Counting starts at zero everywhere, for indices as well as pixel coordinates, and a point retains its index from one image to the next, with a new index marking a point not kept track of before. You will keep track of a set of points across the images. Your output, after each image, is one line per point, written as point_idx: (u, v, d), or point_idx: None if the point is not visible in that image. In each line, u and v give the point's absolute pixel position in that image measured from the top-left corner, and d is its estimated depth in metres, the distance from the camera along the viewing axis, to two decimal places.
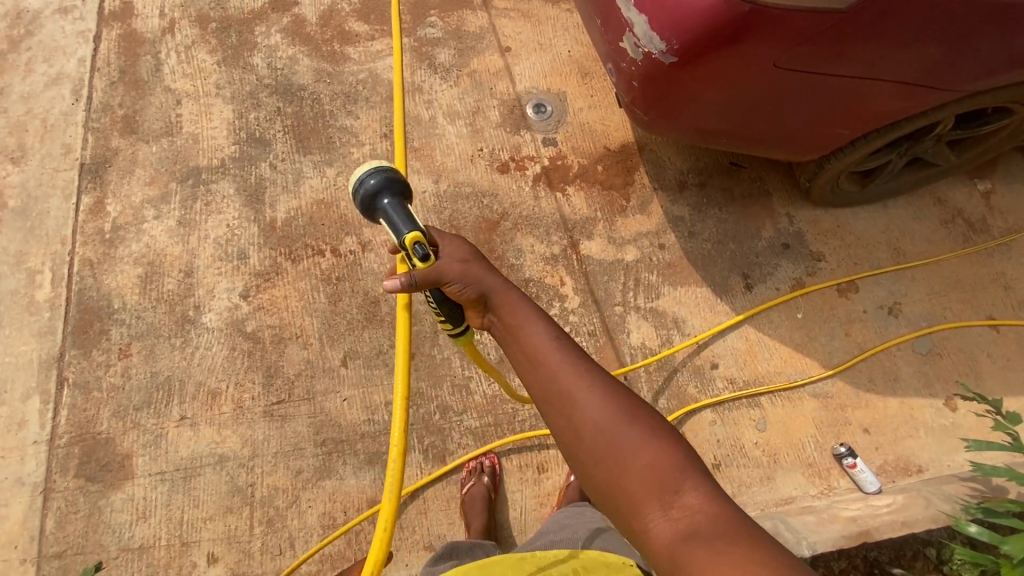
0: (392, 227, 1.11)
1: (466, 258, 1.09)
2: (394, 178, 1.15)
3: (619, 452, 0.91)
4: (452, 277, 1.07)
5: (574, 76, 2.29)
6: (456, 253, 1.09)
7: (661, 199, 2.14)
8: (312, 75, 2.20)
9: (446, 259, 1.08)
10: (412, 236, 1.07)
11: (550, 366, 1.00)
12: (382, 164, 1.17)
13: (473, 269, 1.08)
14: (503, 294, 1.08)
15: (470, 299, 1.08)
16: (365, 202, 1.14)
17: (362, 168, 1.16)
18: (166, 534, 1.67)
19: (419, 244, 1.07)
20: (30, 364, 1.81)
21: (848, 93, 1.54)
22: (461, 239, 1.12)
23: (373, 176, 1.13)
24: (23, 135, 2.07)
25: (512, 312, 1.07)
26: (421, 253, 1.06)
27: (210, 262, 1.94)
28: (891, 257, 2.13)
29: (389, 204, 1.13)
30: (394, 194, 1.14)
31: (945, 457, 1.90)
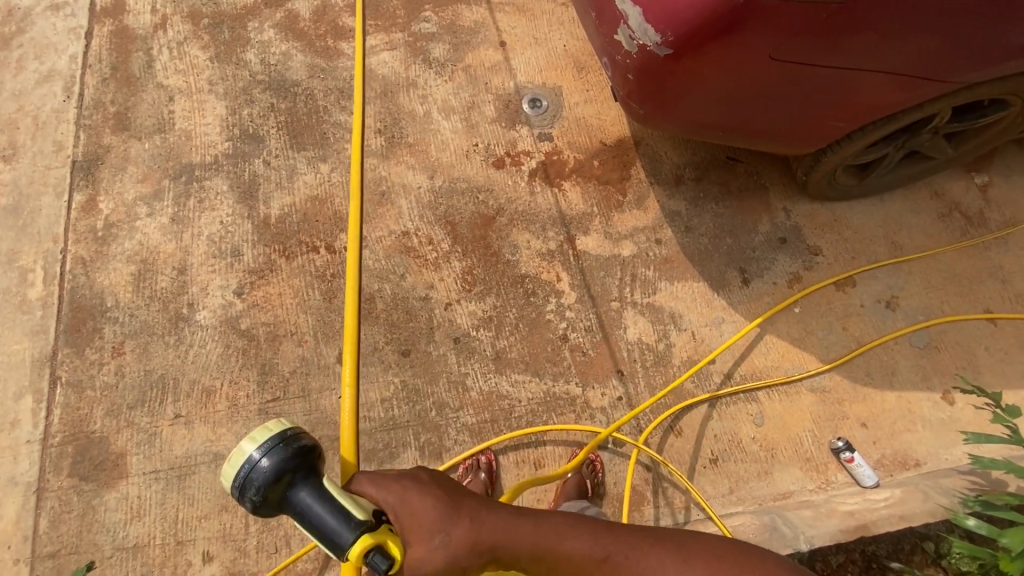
0: (317, 533, 0.88)
1: (451, 510, 0.93)
2: (289, 454, 0.92)
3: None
4: (443, 563, 0.89)
5: (569, 70, 2.28)
6: (432, 520, 0.91)
7: (657, 194, 2.13)
8: (305, 71, 2.18)
9: (430, 534, 0.90)
10: (360, 546, 0.85)
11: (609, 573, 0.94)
12: (278, 430, 0.95)
13: (464, 531, 0.92)
14: (506, 529, 0.94)
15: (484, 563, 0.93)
16: (266, 496, 0.91)
17: (249, 441, 0.94)
18: (161, 533, 1.66)
19: (375, 550, 0.87)
20: (23, 362, 1.80)
21: (845, 85, 1.52)
22: (424, 495, 0.93)
23: (267, 458, 0.91)
24: (15, 133, 2.05)
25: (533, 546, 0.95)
26: (381, 566, 0.86)
27: (204, 259, 1.93)
28: (888, 251, 2.13)
29: (298, 495, 0.91)
30: (299, 478, 0.92)
31: (943, 451, 1.89)
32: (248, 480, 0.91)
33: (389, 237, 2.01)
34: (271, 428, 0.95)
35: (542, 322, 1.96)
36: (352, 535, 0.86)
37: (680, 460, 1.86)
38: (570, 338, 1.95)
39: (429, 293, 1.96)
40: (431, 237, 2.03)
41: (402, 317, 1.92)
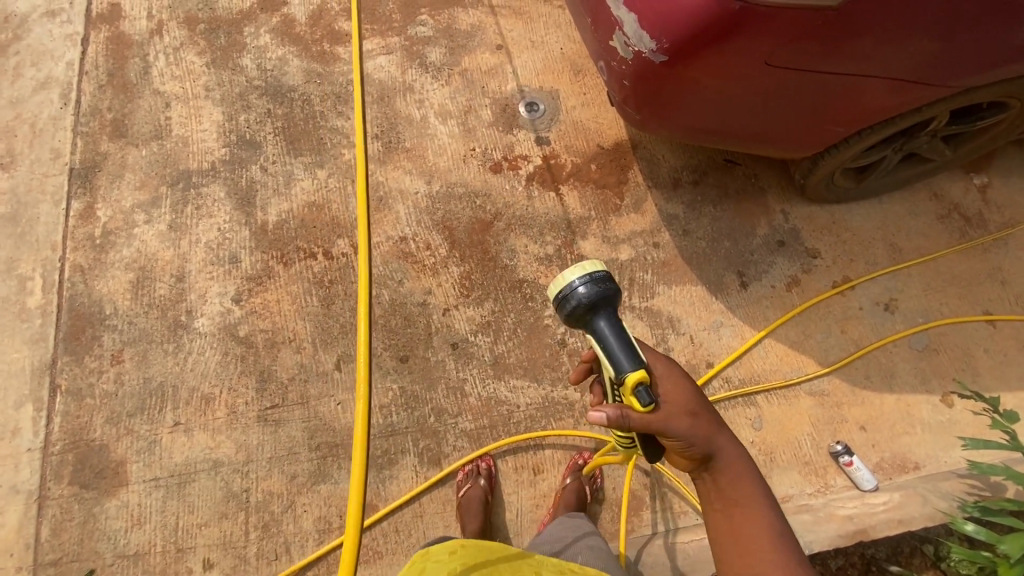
0: (607, 354, 1.02)
1: (697, 412, 1.03)
2: (609, 288, 1.05)
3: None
4: (680, 432, 1.01)
5: (566, 73, 2.27)
6: (682, 403, 1.02)
7: (656, 198, 2.13)
8: (302, 76, 2.18)
9: (669, 406, 1.01)
10: (636, 374, 0.98)
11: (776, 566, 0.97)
12: (594, 266, 1.07)
13: (703, 423, 1.03)
14: (730, 456, 1.05)
15: (695, 455, 1.03)
16: (574, 316, 1.05)
17: (569, 271, 1.06)
18: (161, 541, 1.67)
19: (640, 385, 0.99)
20: (23, 371, 1.80)
21: (842, 89, 1.52)
22: (687, 381, 1.05)
23: (585, 287, 1.03)
24: (12, 141, 2.06)
25: (735, 485, 1.04)
26: (645, 398, 0.98)
27: (202, 266, 1.93)
28: (887, 254, 2.12)
29: (600, 323, 1.04)
30: (606, 310, 1.04)
31: (943, 454, 1.89)
32: (563, 302, 1.05)
33: (387, 243, 2.01)
34: (592, 262, 1.07)
35: (540, 327, 1.96)
36: (632, 365, 0.99)
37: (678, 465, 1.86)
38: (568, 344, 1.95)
39: (427, 299, 1.96)
40: (428, 242, 2.03)
41: (399, 323, 1.92)
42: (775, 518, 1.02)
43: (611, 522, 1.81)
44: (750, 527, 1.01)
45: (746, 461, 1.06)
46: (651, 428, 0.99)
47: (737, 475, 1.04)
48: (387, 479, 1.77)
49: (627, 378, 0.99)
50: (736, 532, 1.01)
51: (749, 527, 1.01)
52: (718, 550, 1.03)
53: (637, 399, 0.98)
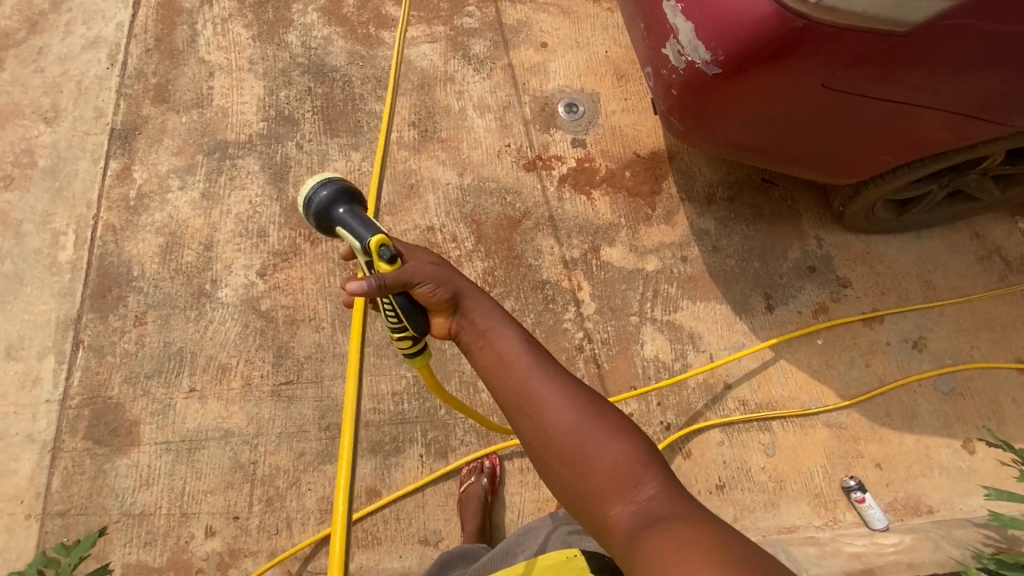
0: (352, 237, 0.98)
1: (433, 257, 0.96)
2: (343, 187, 1.03)
3: (580, 446, 0.83)
4: (421, 279, 0.93)
5: (609, 77, 2.24)
6: (422, 254, 0.96)
7: (688, 211, 2.10)
8: (345, 57, 2.18)
9: (411, 258, 0.95)
10: (375, 238, 0.95)
11: (521, 375, 0.89)
12: (330, 175, 1.06)
13: (443, 265, 0.96)
14: (472, 291, 0.96)
15: (441, 301, 0.95)
16: (319, 216, 1.01)
17: (308, 182, 1.04)
18: (167, 504, 1.69)
19: (383, 246, 0.95)
20: (48, 323, 1.83)
21: (895, 119, 1.48)
22: (423, 250, 0.97)
23: (323, 187, 1.00)
24: (58, 96, 2.09)
25: (484, 315, 0.95)
26: (388, 255, 0.94)
27: (230, 237, 1.94)
28: (921, 290, 2.07)
29: (344, 216, 1.00)
30: (347, 205, 1.02)
31: (958, 500, 1.84)
32: (308, 210, 1.02)
33: (413, 231, 2.01)
34: (327, 174, 1.06)
35: (559, 331, 1.94)
36: (371, 233, 0.97)
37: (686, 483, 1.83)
38: (586, 349, 1.93)
39: None
40: (455, 235, 2.02)
41: None
42: (526, 338, 0.94)
43: None
44: (505, 353, 0.92)
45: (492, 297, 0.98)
46: (412, 284, 0.92)
47: (482, 305, 0.96)
48: (392, 466, 1.77)
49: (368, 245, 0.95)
50: (496, 365, 0.92)
51: (505, 349, 0.92)
52: (499, 395, 0.92)
53: (383, 259, 0.94)
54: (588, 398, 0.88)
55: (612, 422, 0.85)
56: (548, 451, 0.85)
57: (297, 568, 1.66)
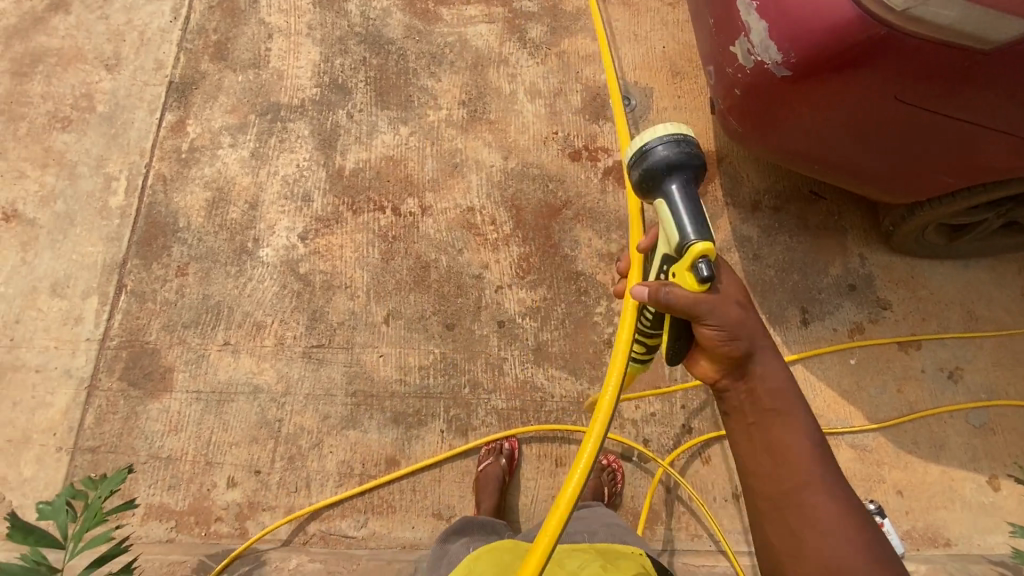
0: (673, 218, 1.04)
1: (745, 305, 1.01)
2: (692, 155, 1.06)
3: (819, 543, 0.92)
4: (721, 322, 0.98)
5: (664, 74, 2.21)
6: (734, 292, 1.01)
7: (730, 216, 2.07)
8: (402, 30, 2.19)
9: (722, 296, 1.00)
10: (702, 247, 0.98)
11: (802, 481, 0.95)
12: (681, 130, 1.08)
13: (751, 320, 1.01)
14: (769, 368, 1.01)
15: (727, 355, 1.00)
16: (651, 173, 1.06)
17: (656, 130, 1.08)
18: (193, 451, 1.73)
19: (702, 258, 0.98)
20: (95, 265, 1.88)
21: (965, 140, 1.43)
22: (737, 279, 1.03)
23: (665, 146, 1.05)
24: (120, 45, 2.13)
25: (777, 394, 1.00)
26: (703, 271, 0.96)
27: (275, 198, 1.97)
28: (962, 320, 2.02)
29: (673, 190, 1.05)
30: (681, 178, 1.05)
31: (978, 536, 1.81)
32: (642, 163, 1.07)
33: (454, 210, 2.01)
34: (677, 127, 1.08)
35: (589, 323, 1.94)
36: (698, 237, 0.99)
37: (702, 487, 1.83)
38: (615, 344, 1.92)
39: (484, 272, 1.96)
40: (495, 217, 2.02)
41: (452, 290, 1.93)
42: (813, 427, 1.00)
43: None
44: (790, 444, 0.98)
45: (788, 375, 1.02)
46: (693, 306, 0.98)
47: (778, 386, 1.01)
48: (413, 439, 1.79)
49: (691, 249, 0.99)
50: (780, 449, 0.98)
51: (786, 433, 0.99)
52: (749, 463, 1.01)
53: (695, 273, 0.97)
54: (844, 504, 0.95)
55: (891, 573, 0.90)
56: (786, 533, 0.95)
57: (313, 528, 1.70)
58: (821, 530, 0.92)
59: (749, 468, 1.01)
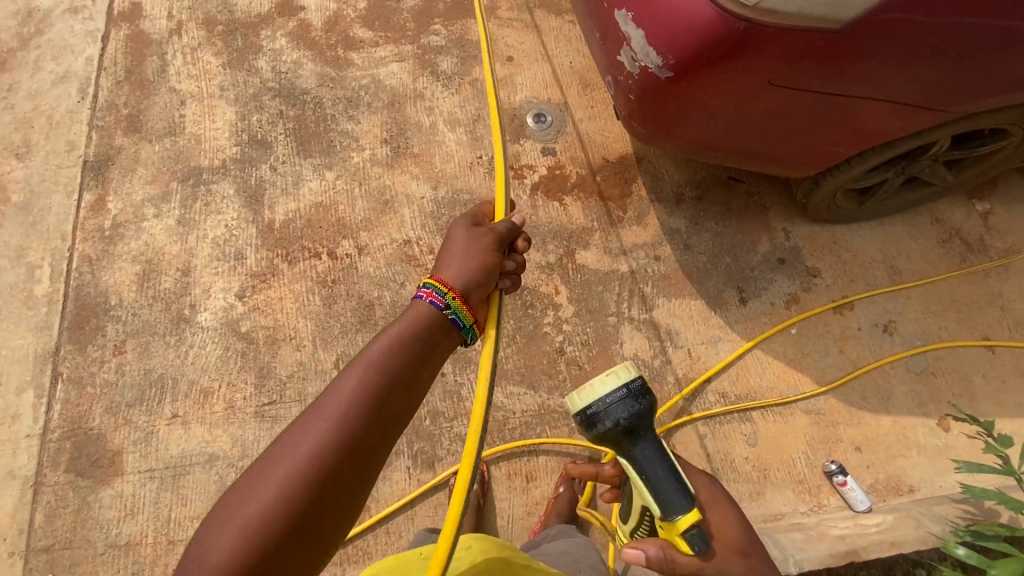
0: (650, 485, 1.03)
1: (744, 543, 1.04)
2: (649, 402, 1.05)
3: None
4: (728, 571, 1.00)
5: (575, 86, 2.31)
6: (734, 543, 1.02)
7: (658, 211, 2.15)
8: (315, 80, 2.23)
9: (722, 545, 1.01)
10: (686, 517, 0.98)
11: None
12: (635, 377, 1.06)
13: (755, 564, 1.03)
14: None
15: None
16: (606, 437, 1.03)
17: (598, 385, 1.05)
18: (153, 532, 1.67)
19: (692, 528, 0.98)
20: (26, 358, 1.82)
21: (845, 111, 1.54)
22: (734, 516, 1.06)
23: (621, 410, 1.02)
24: (29, 132, 2.10)
25: None
26: (698, 545, 0.97)
27: (207, 262, 1.95)
28: (888, 276, 2.13)
29: (638, 449, 1.04)
30: (643, 437, 1.04)
31: (937, 478, 1.89)
32: (590, 417, 1.04)
33: (390, 245, 2.03)
34: (628, 371, 1.06)
35: (539, 335, 1.97)
36: (682, 508, 0.99)
37: None
38: (567, 352, 1.96)
39: None
40: (432, 247, 2.04)
41: None
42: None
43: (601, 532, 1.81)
44: None
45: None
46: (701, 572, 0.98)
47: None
48: (380, 480, 1.78)
49: (676, 521, 0.99)
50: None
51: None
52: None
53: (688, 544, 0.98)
54: None
55: None
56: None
57: None
58: None
59: None
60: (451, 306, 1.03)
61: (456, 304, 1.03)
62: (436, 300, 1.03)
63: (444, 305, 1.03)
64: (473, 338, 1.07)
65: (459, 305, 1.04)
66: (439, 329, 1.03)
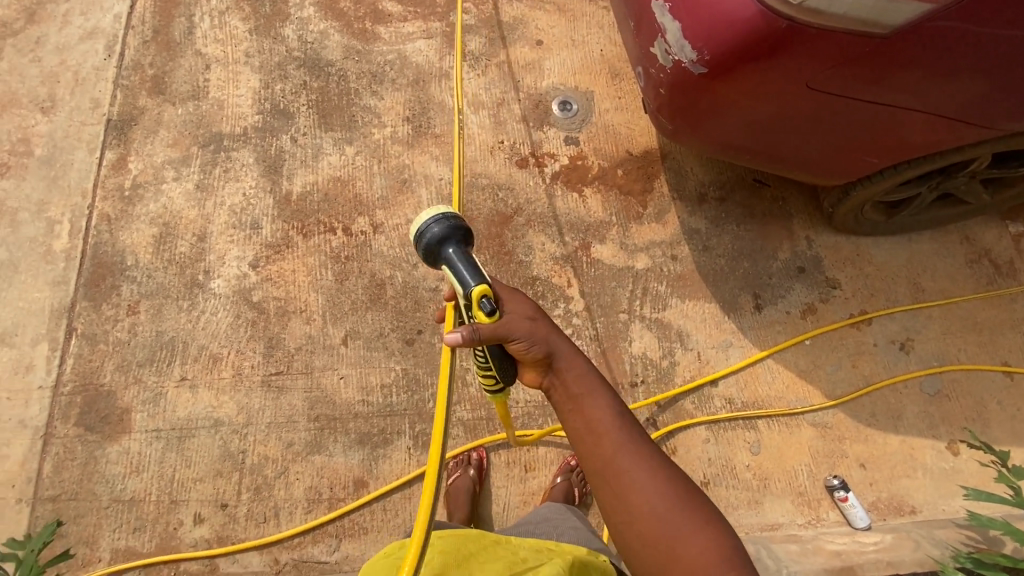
0: (456, 280, 1.02)
1: (533, 313, 1.03)
2: (458, 224, 1.06)
3: (653, 531, 0.94)
4: (520, 336, 0.99)
5: (603, 76, 2.26)
6: (522, 310, 1.02)
7: (679, 210, 2.12)
8: (341, 52, 2.20)
9: (511, 315, 1.01)
10: (479, 288, 0.98)
11: (612, 450, 0.99)
12: (446, 209, 1.08)
13: (542, 326, 1.02)
14: (569, 359, 1.03)
15: (535, 357, 1.02)
16: (429, 251, 1.05)
17: (425, 213, 1.07)
18: (156, 491, 1.70)
19: (484, 298, 0.98)
20: (41, 311, 1.84)
21: (884, 119, 1.48)
22: (523, 295, 1.05)
23: (436, 224, 1.04)
24: (55, 86, 2.09)
25: (579, 380, 1.03)
26: (488, 308, 0.97)
27: (224, 229, 1.96)
28: (909, 293, 2.08)
29: (451, 256, 1.04)
30: (455, 243, 1.05)
31: (940, 501, 1.87)
32: (418, 243, 1.05)
33: (406, 226, 2.02)
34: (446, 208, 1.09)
35: None
36: (476, 282, 1.00)
37: None
38: None
39: (440, 285, 1.96)
40: None
41: (410, 306, 1.93)
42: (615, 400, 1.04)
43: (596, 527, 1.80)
44: (598, 423, 1.01)
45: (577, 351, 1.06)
46: (495, 337, 0.98)
47: (580, 371, 1.04)
48: (380, 458, 1.78)
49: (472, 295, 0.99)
50: (593, 439, 1.00)
51: (597, 414, 1.01)
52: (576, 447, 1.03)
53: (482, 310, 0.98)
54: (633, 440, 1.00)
55: (683, 494, 0.97)
56: (627, 524, 0.96)
57: (285, 557, 1.67)
58: (625, 475, 0.97)
59: (575, 447, 1.03)
60: None
61: None
62: None
63: None
64: None
65: None
66: None
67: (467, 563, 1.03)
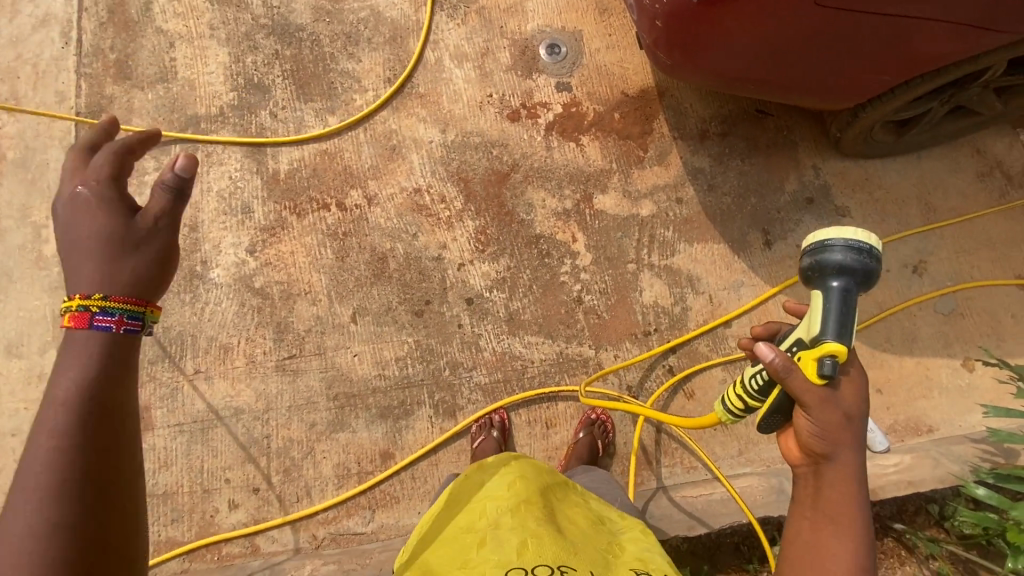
0: (819, 314, 1.00)
1: (851, 415, 0.96)
2: (868, 267, 0.98)
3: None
4: (817, 417, 0.95)
5: (591, 13, 2.14)
6: (845, 399, 0.96)
7: (680, 150, 2.05)
8: (310, 14, 2.06)
9: (835, 396, 0.96)
10: (837, 347, 0.95)
11: None
12: (868, 242, 0.98)
13: (849, 428, 0.95)
14: (845, 475, 0.95)
15: (814, 446, 0.96)
16: (816, 267, 1.00)
17: (847, 231, 0.99)
18: (188, 482, 1.72)
19: (831, 358, 0.95)
20: (45, 319, 1.81)
21: (897, 34, 1.39)
22: (863, 392, 0.97)
23: (843, 253, 0.97)
24: (15, 82, 1.98)
25: (837, 501, 0.94)
26: (827, 371, 0.94)
27: (215, 216, 1.90)
28: (920, 214, 2.04)
29: (831, 289, 0.99)
30: (848, 284, 0.98)
31: (957, 418, 1.88)
32: (817, 254, 1.00)
33: (400, 195, 1.95)
34: (869, 238, 0.99)
35: (556, 285, 1.92)
36: (836, 339, 0.96)
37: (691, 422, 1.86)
38: (585, 301, 1.92)
39: (442, 253, 1.92)
40: (443, 195, 1.97)
41: (414, 277, 1.90)
42: (867, 556, 0.92)
43: (621, 475, 1.83)
44: (835, 550, 0.92)
45: (859, 481, 0.96)
46: (801, 397, 0.95)
47: (847, 499, 0.94)
48: (403, 429, 1.80)
49: (825, 346, 0.97)
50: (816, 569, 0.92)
51: (838, 548, 0.92)
52: (789, 553, 0.96)
53: (818, 367, 0.95)
54: None
55: None
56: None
57: (322, 532, 1.72)
58: None
59: (792, 549, 0.96)
60: (135, 318, 0.86)
61: (119, 307, 0.84)
62: (133, 326, 0.85)
63: (137, 328, 0.86)
64: (150, 322, 0.89)
65: (149, 312, 0.88)
66: (125, 348, 0.85)
67: (549, 493, 1.08)
